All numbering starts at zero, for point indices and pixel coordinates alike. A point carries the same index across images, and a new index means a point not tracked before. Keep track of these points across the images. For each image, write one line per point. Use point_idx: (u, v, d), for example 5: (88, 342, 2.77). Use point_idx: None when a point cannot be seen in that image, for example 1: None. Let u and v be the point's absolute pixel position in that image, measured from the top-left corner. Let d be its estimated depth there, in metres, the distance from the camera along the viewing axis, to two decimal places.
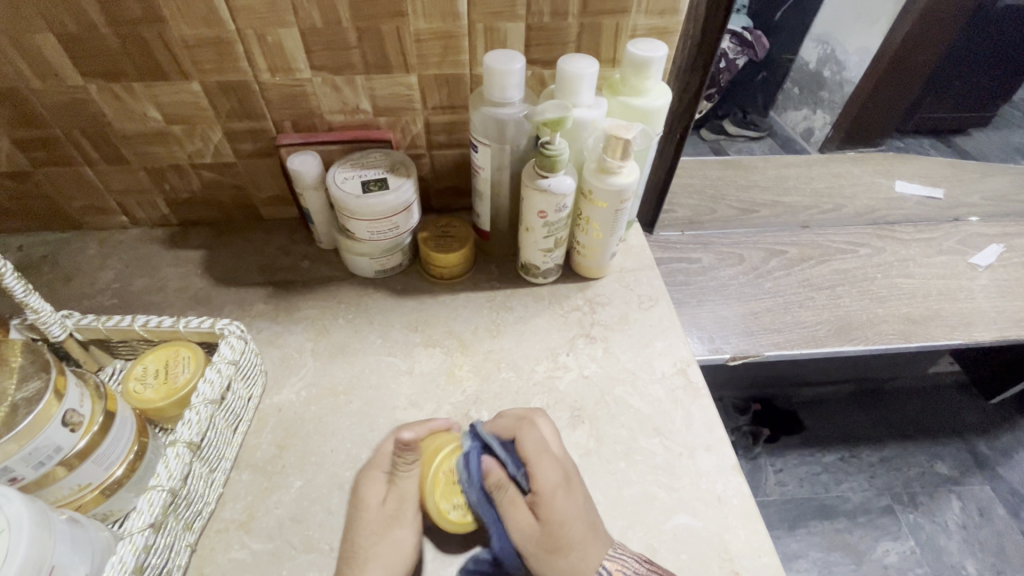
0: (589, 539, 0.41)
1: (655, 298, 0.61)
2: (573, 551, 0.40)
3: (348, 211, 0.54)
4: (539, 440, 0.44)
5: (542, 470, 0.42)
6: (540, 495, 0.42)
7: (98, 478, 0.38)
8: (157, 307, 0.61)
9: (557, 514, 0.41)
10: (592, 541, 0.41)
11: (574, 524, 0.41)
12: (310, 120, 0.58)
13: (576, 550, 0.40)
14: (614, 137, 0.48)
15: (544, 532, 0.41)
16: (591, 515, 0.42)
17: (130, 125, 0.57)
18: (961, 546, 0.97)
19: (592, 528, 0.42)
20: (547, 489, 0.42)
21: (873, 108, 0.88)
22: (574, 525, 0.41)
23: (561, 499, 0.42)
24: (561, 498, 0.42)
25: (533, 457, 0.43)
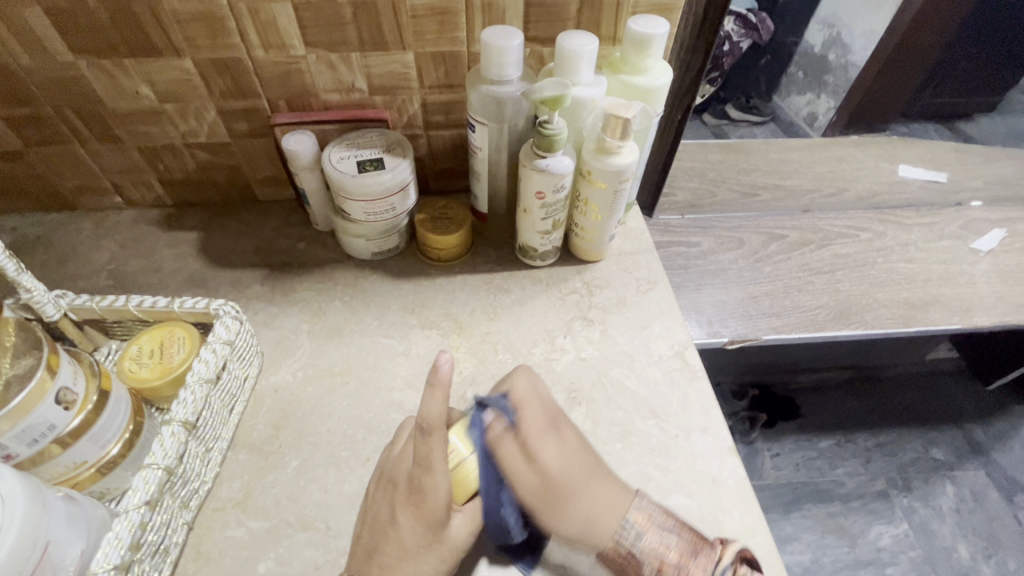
0: (598, 481, 0.42)
1: (653, 281, 0.60)
2: (583, 497, 0.41)
3: (344, 191, 0.53)
4: (532, 389, 0.44)
5: (529, 413, 0.43)
6: (531, 438, 0.41)
7: (94, 457, 0.38)
8: (153, 288, 0.60)
9: (553, 459, 0.41)
10: (600, 489, 0.41)
11: (574, 466, 0.42)
12: (305, 98, 0.58)
13: (584, 493, 0.41)
14: (613, 116, 0.47)
15: (546, 480, 0.41)
16: (585, 455, 0.43)
17: (122, 103, 0.56)
18: (954, 529, 0.98)
19: (594, 471, 0.42)
20: (536, 433, 0.42)
21: (880, 88, 0.85)
22: (574, 467, 0.42)
23: (551, 443, 0.42)
24: (549, 443, 0.42)
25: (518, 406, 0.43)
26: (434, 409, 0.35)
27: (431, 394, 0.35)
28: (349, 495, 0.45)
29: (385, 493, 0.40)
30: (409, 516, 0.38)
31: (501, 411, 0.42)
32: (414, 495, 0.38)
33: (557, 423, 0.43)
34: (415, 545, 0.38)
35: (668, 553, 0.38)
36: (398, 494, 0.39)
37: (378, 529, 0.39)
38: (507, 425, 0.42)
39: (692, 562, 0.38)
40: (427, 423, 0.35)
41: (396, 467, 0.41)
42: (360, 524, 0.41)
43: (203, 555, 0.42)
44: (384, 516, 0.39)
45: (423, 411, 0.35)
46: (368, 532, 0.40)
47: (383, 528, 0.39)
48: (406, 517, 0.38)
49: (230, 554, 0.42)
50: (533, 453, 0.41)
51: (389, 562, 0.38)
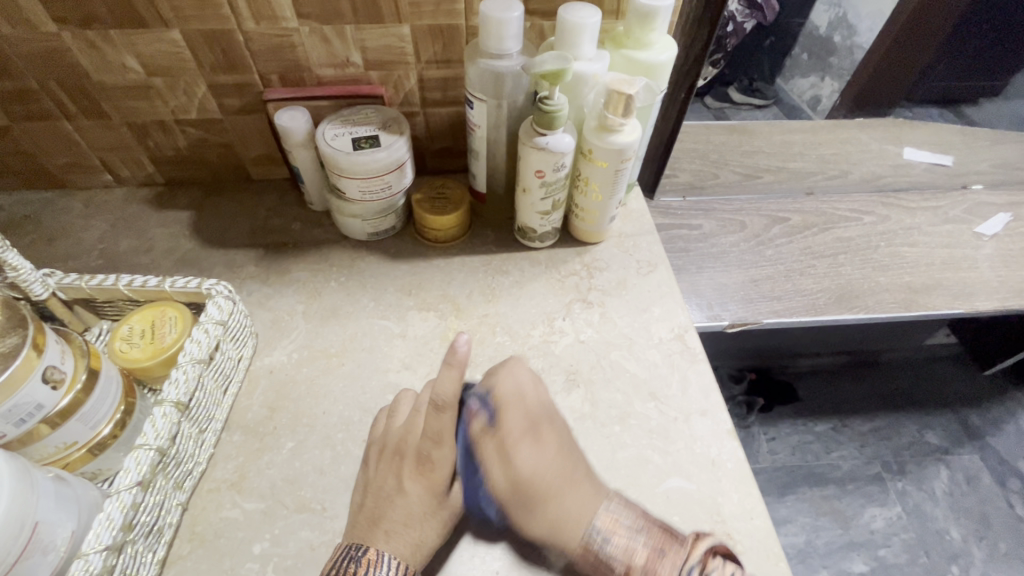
0: (574, 488, 0.39)
1: (653, 264, 0.60)
2: (554, 501, 0.39)
3: (338, 168, 0.52)
4: (521, 387, 0.43)
5: (510, 413, 0.41)
6: (508, 442, 0.40)
7: (84, 437, 0.38)
8: (144, 269, 0.59)
9: (527, 464, 0.39)
10: (573, 496, 0.39)
11: (549, 470, 0.39)
12: (298, 73, 0.56)
13: (553, 500, 0.39)
14: (616, 92, 0.46)
15: (516, 483, 0.39)
16: (565, 459, 0.40)
17: (109, 76, 0.54)
18: (947, 512, 0.99)
19: (571, 478, 0.40)
20: (514, 437, 0.40)
21: (892, 69, 0.80)
22: (547, 472, 0.39)
23: (527, 446, 0.40)
24: (526, 447, 0.40)
25: (501, 405, 0.41)
26: (449, 387, 0.39)
27: (449, 371, 0.39)
28: (345, 477, 0.45)
29: (390, 466, 0.41)
30: (417, 484, 0.39)
31: (484, 408, 0.41)
32: (422, 465, 0.40)
33: (539, 427, 0.41)
34: (422, 511, 0.39)
35: (635, 553, 0.37)
36: (405, 465, 0.40)
37: (383, 498, 0.39)
38: (486, 424, 0.41)
39: (659, 562, 0.36)
40: (440, 399, 0.39)
41: (399, 440, 0.42)
42: (362, 495, 0.41)
43: (197, 536, 0.42)
44: (390, 486, 0.40)
45: (437, 387, 0.39)
46: (371, 501, 0.40)
47: (390, 496, 0.39)
48: (415, 484, 0.39)
49: (225, 535, 0.42)
50: (507, 456, 0.40)
51: (395, 528, 0.38)
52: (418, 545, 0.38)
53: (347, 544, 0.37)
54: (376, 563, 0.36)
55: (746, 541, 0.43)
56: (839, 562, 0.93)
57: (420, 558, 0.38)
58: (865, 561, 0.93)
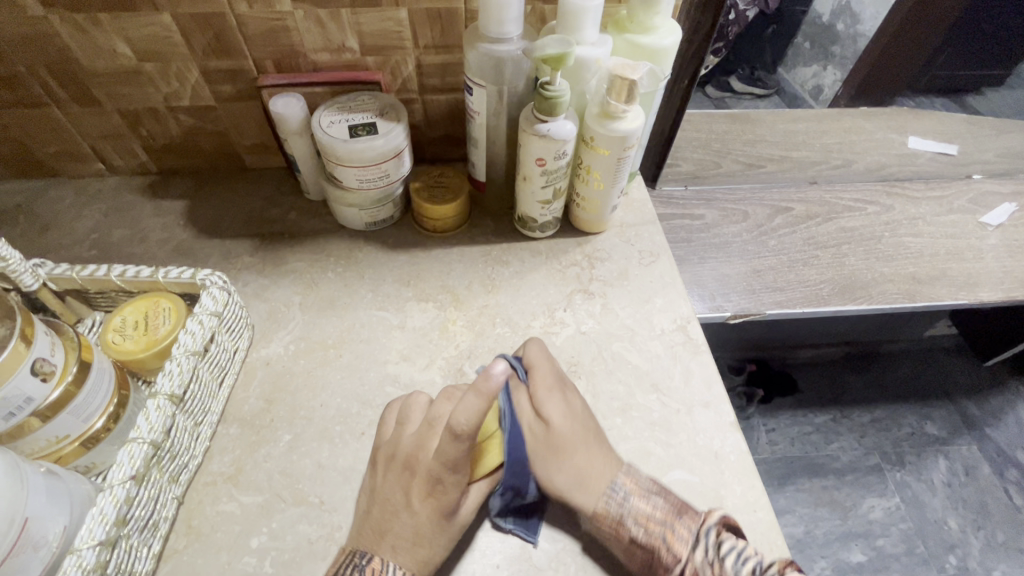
0: (593, 446, 0.42)
1: (655, 254, 0.59)
2: (576, 454, 0.41)
3: (335, 156, 0.51)
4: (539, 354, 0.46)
5: (545, 367, 0.45)
6: (539, 393, 0.43)
7: (76, 431, 0.37)
8: (138, 259, 0.58)
9: (557, 414, 0.43)
10: (594, 449, 0.42)
11: (573, 425, 0.42)
12: (293, 58, 0.54)
13: (579, 450, 0.41)
14: (619, 77, 0.45)
15: (546, 433, 0.42)
16: (587, 420, 0.43)
17: (98, 62, 0.53)
18: (945, 502, 0.99)
19: (594, 435, 0.43)
20: (544, 388, 0.44)
21: (899, 50, 0.77)
22: (573, 424, 0.43)
23: (555, 401, 0.43)
24: (557, 401, 0.43)
25: (539, 359, 0.45)
26: (465, 369, 0.40)
27: None
28: (342, 469, 0.44)
29: (398, 479, 0.40)
30: (425, 505, 0.38)
31: (517, 368, 0.45)
32: (432, 487, 0.38)
33: (565, 385, 0.45)
34: (429, 532, 0.38)
35: (652, 516, 0.38)
36: (413, 481, 0.39)
37: (389, 511, 0.39)
38: (514, 380, 0.44)
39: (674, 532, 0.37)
40: (458, 426, 0.35)
41: (409, 453, 0.40)
42: (368, 504, 0.40)
43: (193, 530, 0.41)
44: (397, 500, 0.39)
45: (458, 413, 0.35)
46: (378, 513, 0.39)
47: (395, 510, 0.38)
48: (423, 503, 0.38)
49: (221, 529, 0.41)
50: (537, 404, 0.43)
51: (400, 545, 0.37)
52: (424, 564, 0.37)
53: (352, 550, 0.37)
54: (381, 573, 0.35)
55: (748, 534, 0.42)
56: (838, 552, 0.93)
57: (426, 574, 0.37)
58: (863, 551, 0.94)
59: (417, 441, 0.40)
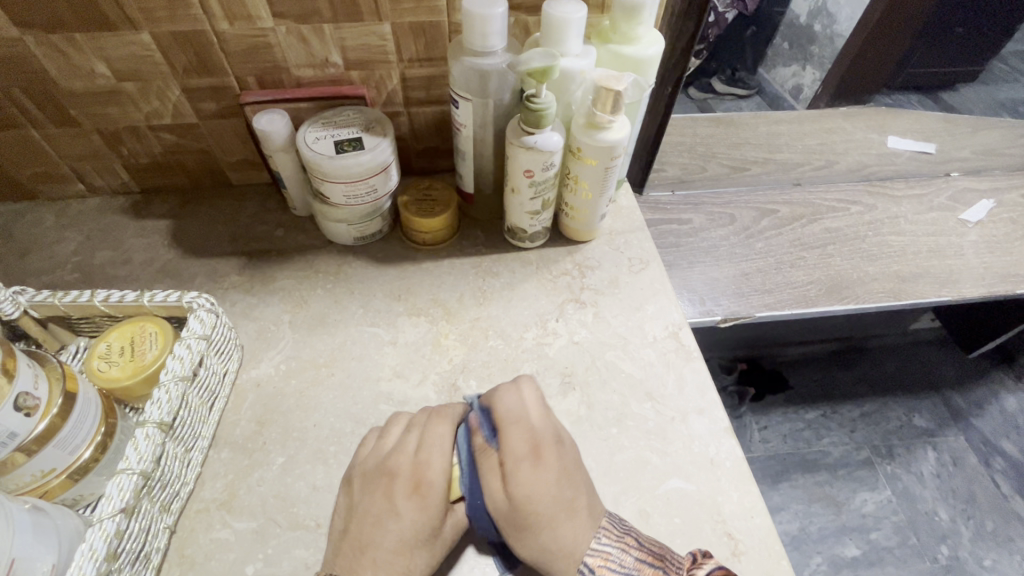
0: (562, 518, 0.39)
1: (645, 261, 0.59)
2: (545, 529, 0.38)
3: (321, 173, 0.50)
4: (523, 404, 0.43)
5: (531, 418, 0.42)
6: (508, 461, 0.40)
7: (63, 463, 0.36)
8: (122, 281, 0.57)
9: (524, 485, 0.39)
10: (572, 525, 0.38)
11: (543, 498, 0.39)
12: (276, 75, 0.54)
13: (546, 525, 0.38)
14: (604, 89, 0.45)
15: (510, 507, 0.39)
16: (563, 487, 0.40)
17: (77, 82, 0.52)
18: (935, 493, 1.00)
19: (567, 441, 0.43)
20: (514, 456, 0.40)
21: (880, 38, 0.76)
22: (537, 501, 0.39)
23: (525, 468, 0.40)
24: (526, 468, 0.40)
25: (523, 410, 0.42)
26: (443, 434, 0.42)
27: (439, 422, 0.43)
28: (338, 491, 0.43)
29: (415, 505, 0.39)
30: (408, 507, 0.39)
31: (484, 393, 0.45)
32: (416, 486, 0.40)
33: (545, 446, 0.41)
34: (414, 537, 0.38)
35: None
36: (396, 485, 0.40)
37: (371, 522, 0.38)
38: (487, 440, 0.41)
39: None
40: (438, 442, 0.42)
41: (414, 468, 0.40)
42: (345, 525, 0.39)
43: (186, 559, 0.40)
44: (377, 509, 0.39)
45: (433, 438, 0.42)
46: (354, 529, 0.39)
47: (381, 520, 0.38)
48: (432, 520, 0.39)
49: (215, 557, 0.40)
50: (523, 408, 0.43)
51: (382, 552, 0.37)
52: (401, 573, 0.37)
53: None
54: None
55: (747, 541, 0.42)
56: (833, 547, 0.94)
57: None
58: (857, 545, 0.94)
59: (426, 457, 0.41)
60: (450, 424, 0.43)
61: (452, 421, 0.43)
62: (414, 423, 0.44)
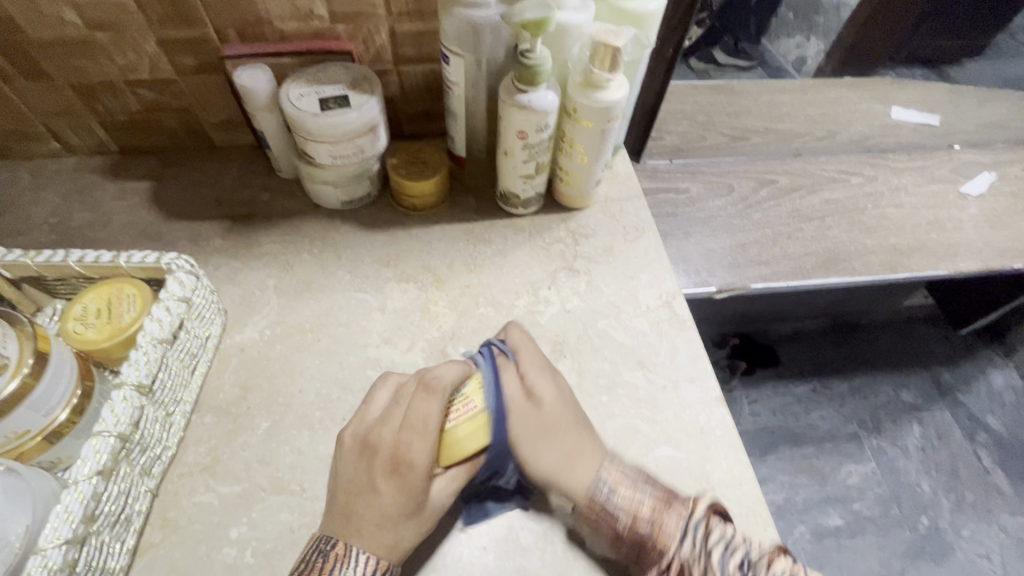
0: (581, 434, 0.41)
1: (641, 229, 0.58)
2: (565, 438, 0.40)
3: (305, 132, 0.48)
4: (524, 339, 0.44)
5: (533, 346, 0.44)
6: (529, 375, 0.42)
7: (37, 425, 0.35)
8: (101, 244, 0.55)
9: (548, 396, 0.41)
10: (587, 438, 0.41)
11: (563, 408, 0.41)
12: (257, 27, 0.51)
13: (568, 434, 0.40)
14: (601, 44, 0.43)
15: (539, 415, 0.40)
16: (576, 404, 0.43)
17: (45, 32, 0.49)
18: (919, 466, 1.02)
19: (580, 422, 0.41)
20: (533, 372, 0.42)
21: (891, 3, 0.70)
22: (564, 408, 0.41)
23: (546, 384, 0.42)
24: (547, 382, 0.42)
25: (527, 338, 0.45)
26: (428, 410, 0.38)
27: (426, 395, 0.38)
28: (323, 457, 0.43)
29: (394, 484, 0.36)
30: (391, 485, 0.36)
31: (503, 351, 0.44)
32: (398, 466, 0.36)
33: (555, 368, 0.44)
34: (396, 515, 0.36)
35: (640, 506, 0.38)
36: (377, 462, 0.37)
37: (354, 494, 0.37)
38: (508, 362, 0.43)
39: (664, 515, 0.37)
40: (421, 422, 0.37)
41: (394, 444, 0.37)
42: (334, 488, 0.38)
43: (169, 522, 0.40)
44: (362, 482, 0.37)
45: (424, 415, 0.38)
46: (342, 496, 0.37)
47: (361, 493, 0.36)
48: (413, 498, 0.36)
49: (198, 520, 0.40)
50: (529, 388, 0.41)
51: (368, 528, 0.35)
52: (391, 548, 0.36)
53: (319, 536, 0.36)
54: (344, 558, 0.35)
55: (735, 508, 0.42)
56: (816, 517, 0.96)
57: (393, 561, 0.36)
58: (840, 515, 0.96)
59: (409, 437, 0.37)
60: (438, 399, 0.38)
61: (444, 397, 0.38)
62: (403, 395, 0.40)
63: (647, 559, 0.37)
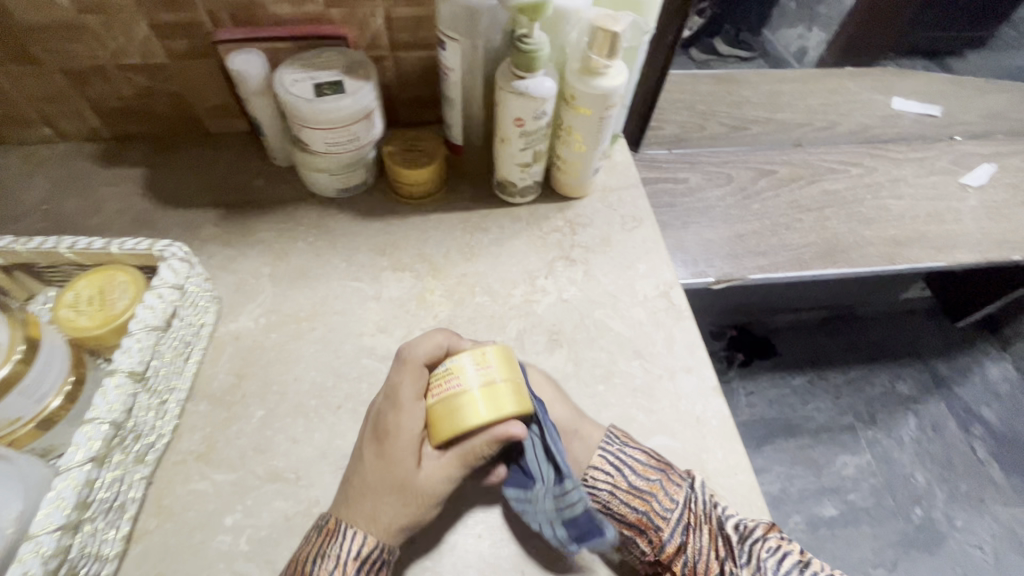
0: (581, 415, 0.43)
1: (638, 219, 0.57)
2: (563, 413, 0.43)
3: (299, 117, 0.48)
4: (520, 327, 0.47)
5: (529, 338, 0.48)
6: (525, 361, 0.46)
7: (30, 412, 0.35)
8: (93, 231, 0.55)
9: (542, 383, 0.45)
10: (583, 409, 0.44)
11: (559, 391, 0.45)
12: (250, 11, 0.50)
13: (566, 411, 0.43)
14: (600, 29, 0.42)
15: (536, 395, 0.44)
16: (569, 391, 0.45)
17: (34, 14, 0.48)
18: (914, 458, 1.02)
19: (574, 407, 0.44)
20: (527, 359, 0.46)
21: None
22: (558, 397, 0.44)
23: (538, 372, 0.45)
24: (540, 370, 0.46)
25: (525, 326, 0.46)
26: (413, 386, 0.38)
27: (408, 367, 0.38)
28: (318, 446, 0.43)
29: (377, 454, 0.37)
30: (373, 455, 0.37)
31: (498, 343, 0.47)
32: (380, 437, 0.37)
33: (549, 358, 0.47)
34: (376, 486, 0.36)
35: (648, 465, 0.40)
36: (364, 436, 0.39)
37: (348, 470, 0.39)
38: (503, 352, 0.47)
39: (670, 473, 0.40)
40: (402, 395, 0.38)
41: (378, 418, 0.38)
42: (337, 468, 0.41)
43: (164, 510, 0.40)
44: (353, 456, 0.39)
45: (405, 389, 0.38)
46: (340, 475, 0.39)
47: (350, 467, 0.38)
48: (397, 470, 0.36)
49: (193, 508, 0.40)
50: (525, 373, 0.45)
51: (353, 498, 0.37)
52: (371, 520, 0.36)
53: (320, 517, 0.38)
54: (334, 532, 0.36)
55: (729, 498, 0.42)
56: (811, 507, 0.96)
57: (375, 537, 0.36)
58: (835, 506, 0.97)
59: (389, 407, 0.38)
60: (417, 369, 0.38)
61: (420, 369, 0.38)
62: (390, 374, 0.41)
63: (656, 518, 0.38)
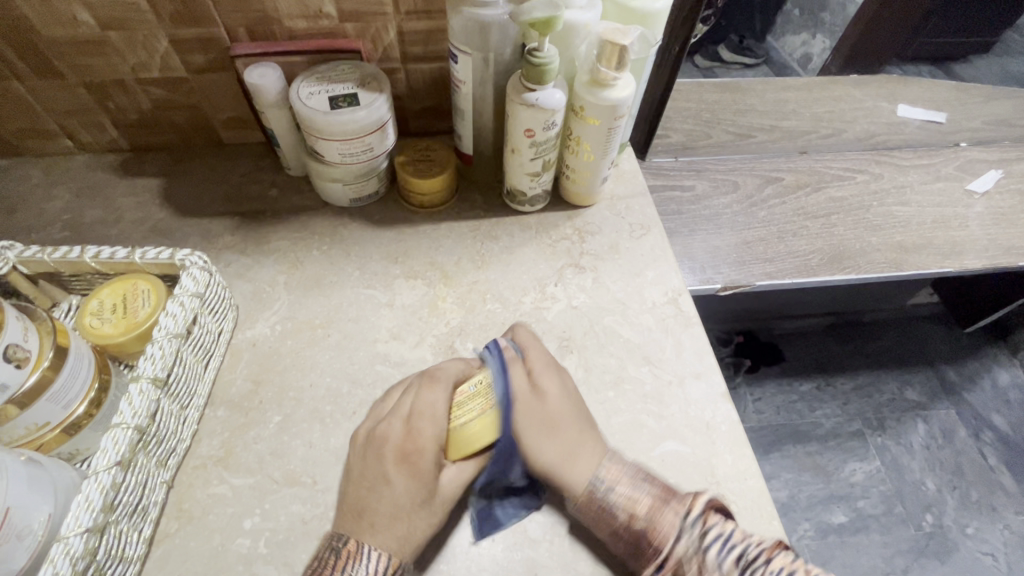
0: (584, 437, 0.42)
1: (646, 227, 0.58)
2: (568, 431, 0.42)
3: (314, 129, 0.49)
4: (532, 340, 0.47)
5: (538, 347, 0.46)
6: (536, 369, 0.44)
7: (57, 417, 0.36)
8: (113, 240, 0.56)
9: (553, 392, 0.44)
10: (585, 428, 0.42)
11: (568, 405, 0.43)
12: (267, 26, 0.52)
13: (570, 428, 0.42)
14: (608, 43, 0.43)
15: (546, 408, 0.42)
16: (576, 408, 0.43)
17: (59, 31, 0.50)
18: (923, 464, 1.02)
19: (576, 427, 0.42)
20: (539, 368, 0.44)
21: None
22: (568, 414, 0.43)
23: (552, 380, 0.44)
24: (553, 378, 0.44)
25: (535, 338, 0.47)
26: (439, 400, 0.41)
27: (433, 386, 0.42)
28: (334, 450, 0.44)
29: (406, 472, 0.38)
30: (402, 474, 0.38)
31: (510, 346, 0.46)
32: (407, 453, 0.39)
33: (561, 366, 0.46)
34: (408, 502, 0.38)
35: (637, 501, 0.38)
36: (387, 452, 0.39)
37: (366, 488, 0.38)
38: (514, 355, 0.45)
39: (662, 509, 0.38)
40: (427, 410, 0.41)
41: (404, 434, 0.40)
42: (346, 484, 0.40)
43: (185, 512, 0.41)
44: (374, 475, 0.39)
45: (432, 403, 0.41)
46: (353, 495, 0.39)
47: (372, 486, 0.38)
48: (424, 485, 0.38)
49: (213, 511, 0.41)
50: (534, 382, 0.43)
51: (382, 519, 0.37)
52: (405, 538, 0.37)
53: (329, 535, 0.38)
54: (356, 556, 0.35)
55: (739, 502, 0.43)
56: (820, 514, 0.96)
57: (407, 553, 0.37)
58: (844, 512, 0.96)
59: (416, 421, 0.40)
60: (441, 388, 0.42)
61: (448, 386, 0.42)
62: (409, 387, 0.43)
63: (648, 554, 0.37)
